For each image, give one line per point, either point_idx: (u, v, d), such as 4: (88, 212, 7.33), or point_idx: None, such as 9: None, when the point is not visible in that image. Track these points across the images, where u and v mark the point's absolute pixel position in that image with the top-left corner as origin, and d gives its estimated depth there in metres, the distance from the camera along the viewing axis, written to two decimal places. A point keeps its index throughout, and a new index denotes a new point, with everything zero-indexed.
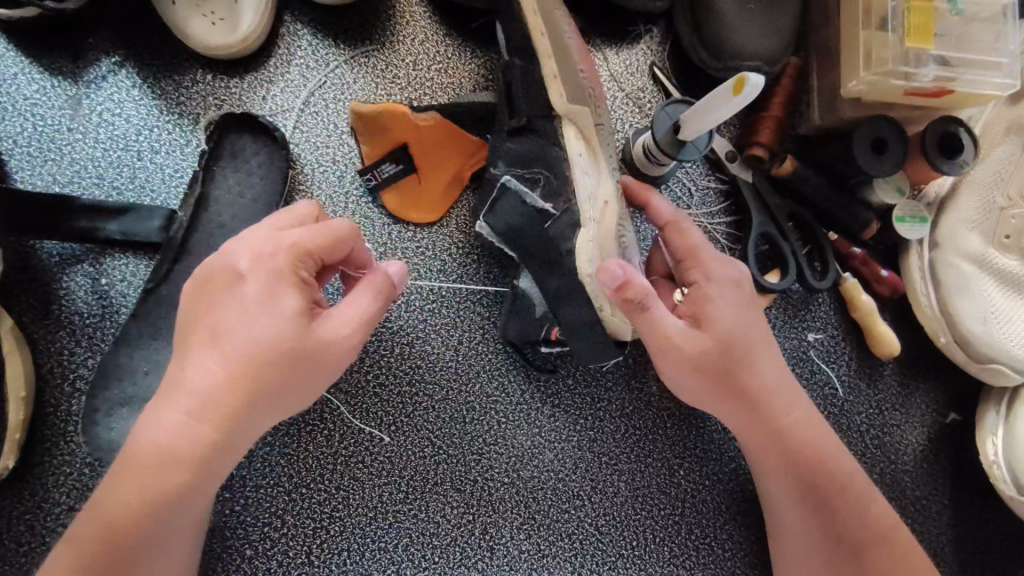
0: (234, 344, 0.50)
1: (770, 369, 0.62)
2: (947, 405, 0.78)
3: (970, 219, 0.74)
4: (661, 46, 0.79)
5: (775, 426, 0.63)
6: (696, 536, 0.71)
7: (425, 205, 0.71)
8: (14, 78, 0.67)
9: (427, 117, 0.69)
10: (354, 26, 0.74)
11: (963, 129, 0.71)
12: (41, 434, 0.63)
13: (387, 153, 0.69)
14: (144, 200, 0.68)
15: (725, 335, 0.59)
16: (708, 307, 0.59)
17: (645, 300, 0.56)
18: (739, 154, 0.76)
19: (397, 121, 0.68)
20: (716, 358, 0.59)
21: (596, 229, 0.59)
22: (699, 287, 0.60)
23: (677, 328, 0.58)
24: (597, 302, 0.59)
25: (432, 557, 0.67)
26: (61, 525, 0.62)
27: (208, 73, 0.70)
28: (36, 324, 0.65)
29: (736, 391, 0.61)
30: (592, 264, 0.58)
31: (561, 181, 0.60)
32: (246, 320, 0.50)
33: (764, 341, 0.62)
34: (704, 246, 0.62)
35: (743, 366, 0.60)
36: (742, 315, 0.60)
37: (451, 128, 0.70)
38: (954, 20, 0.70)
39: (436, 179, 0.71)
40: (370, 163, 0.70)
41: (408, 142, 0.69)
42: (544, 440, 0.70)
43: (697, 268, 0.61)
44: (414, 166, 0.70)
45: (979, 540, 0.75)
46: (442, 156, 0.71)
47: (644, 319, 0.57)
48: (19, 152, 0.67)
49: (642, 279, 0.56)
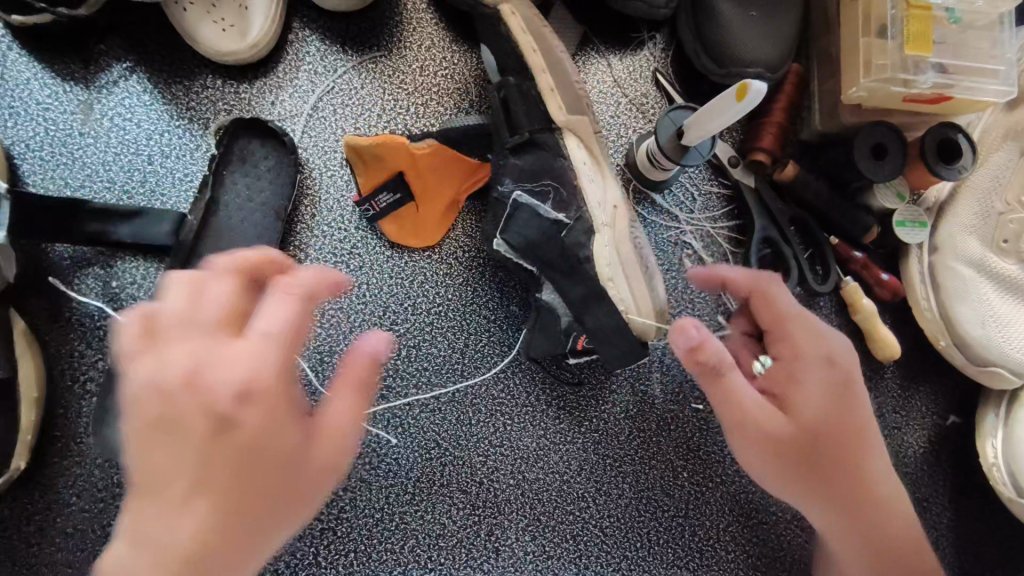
0: (205, 474, 0.42)
1: (868, 461, 0.58)
2: (947, 408, 0.78)
3: (968, 224, 0.76)
4: (664, 52, 0.80)
5: (862, 526, 0.57)
6: (700, 538, 0.72)
7: (425, 228, 0.72)
8: (26, 83, 0.68)
9: (423, 145, 0.70)
10: (362, 32, 0.75)
11: (962, 134, 0.72)
12: (51, 436, 0.64)
13: (384, 181, 0.70)
14: (154, 203, 0.69)
15: (809, 421, 0.56)
16: (793, 386, 0.58)
17: (720, 367, 0.56)
18: (742, 160, 0.77)
19: (394, 152, 0.69)
20: (795, 442, 0.55)
21: (610, 233, 0.60)
22: (787, 364, 0.59)
23: (755, 405, 0.56)
24: (622, 304, 0.59)
25: (438, 558, 0.67)
26: (72, 526, 0.62)
27: (217, 78, 0.71)
28: (48, 326, 0.66)
29: (820, 480, 0.56)
30: (611, 268, 0.59)
31: (570, 192, 0.62)
32: (214, 450, 0.42)
33: (863, 434, 0.57)
34: (795, 320, 0.60)
35: (833, 455, 0.56)
36: (834, 406, 0.57)
37: (447, 154, 0.71)
38: (952, 28, 0.72)
39: (436, 204, 0.72)
40: (366, 194, 0.70)
41: (404, 170, 0.70)
42: (550, 442, 0.71)
43: (787, 344, 0.60)
44: (411, 193, 0.71)
45: (980, 542, 0.75)
46: (440, 182, 0.72)
47: (722, 383, 0.56)
48: (31, 156, 0.67)
49: (718, 342, 0.57)
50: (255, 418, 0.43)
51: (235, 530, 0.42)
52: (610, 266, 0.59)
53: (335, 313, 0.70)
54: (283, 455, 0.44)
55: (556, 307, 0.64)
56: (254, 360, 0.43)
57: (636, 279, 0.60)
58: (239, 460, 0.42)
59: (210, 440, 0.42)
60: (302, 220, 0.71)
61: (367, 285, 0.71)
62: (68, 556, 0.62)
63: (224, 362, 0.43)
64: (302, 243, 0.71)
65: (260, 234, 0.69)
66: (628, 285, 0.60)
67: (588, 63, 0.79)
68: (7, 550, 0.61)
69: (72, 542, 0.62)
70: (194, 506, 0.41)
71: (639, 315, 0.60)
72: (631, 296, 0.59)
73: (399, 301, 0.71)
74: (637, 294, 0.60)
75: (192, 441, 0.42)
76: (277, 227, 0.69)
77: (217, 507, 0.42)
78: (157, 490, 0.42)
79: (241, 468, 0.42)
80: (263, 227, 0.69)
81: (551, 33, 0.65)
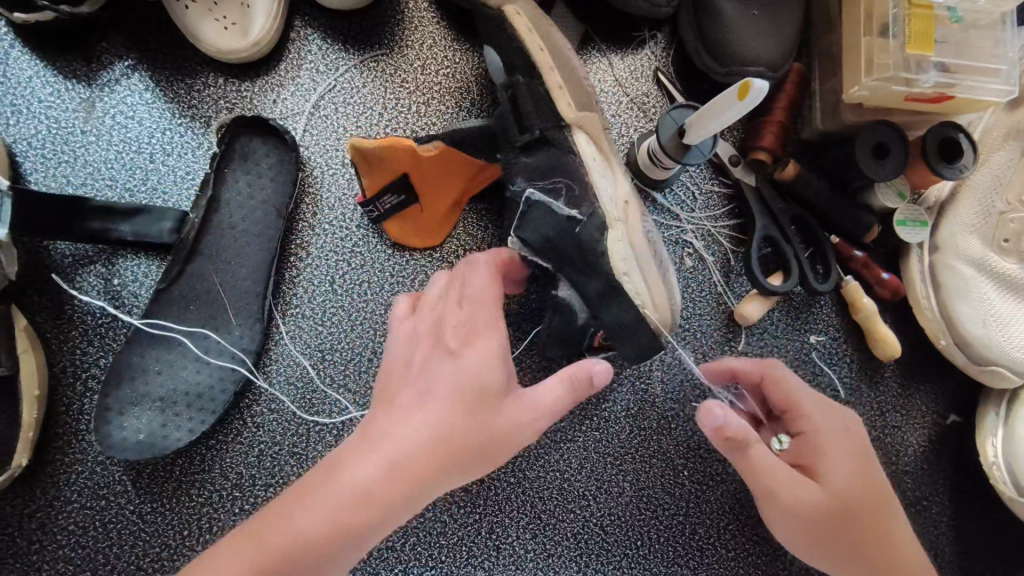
0: (438, 395, 0.50)
1: (893, 526, 0.59)
2: (947, 407, 0.78)
3: (969, 224, 0.76)
4: (666, 51, 0.80)
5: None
6: (700, 536, 0.72)
7: (427, 230, 0.72)
8: (28, 81, 0.68)
9: (432, 147, 0.67)
10: (364, 31, 0.75)
11: (963, 134, 0.72)
12: (52, 433, 0.64)
13: (389, 183, 0.68)
14: (156, 201, 0.69)
15: (837, 488, 0.58)
16: (817, 456, 0.60)
17: (745, 440, 0.57)
18: (743, 159, 0.77)
19: (398, 154, 0.66)
20: (828, 508, 0.57)
21: (623, 229, 0.59)
22: (806, 437, 0.61)
23: (784, 475, 0.57)
24: (639, 299, 0.58)
25: (439, 556, 0.68)
26: (74, 523, 0.63)
27: (219, 76, 0.71)
28: (50, 324, 0.66)
29: (852, 542, 0.57)
30: (627, 263, 0.58)
31: (579, 190, 0.60)
32: (446, 379, 0.51)
33: (886, 499, 0.59)
34: (808, 397, 0.63)
35: (863, 518, 0.58)
36: (855, 471, 0.59)
37: (454, 156, 0.68)
38: (953, 27, 0.72)
39: (440, 204, 0.71)
40: (371, 196, 0.69)
41: (410, 171, 0.68)
42: (551, 441, 0.71)
43: (806, 420, 0.62)
44: (415, 194, 0.70)
45: (980, 542, 0.76)
46: (443, 183, 0.70)
47: (752, 453, 0.57)
48: (33, 154, 0.67)
49: (741, 419, 0.57)
50: (479, 371, 0.51)
51: (444, 458, 0.49)
52: (625, 262, 0.58)
53: (336, 310, 0.70)
54: (493, 414, 0.51)
55: (573, 304, 0.63)
56: (495, 326, 0.54)
57: (650, 274, 0.60)
58: (463, 398, 0.50)
59: (452, 372, 0.51)
60: (304, 218, 0.71)
61: (368, 283, 0.71)
62: (70, 553, 0.62)
63: (480, 320, 0.54)
64: (304, 241, 0.71)
65: (261, 232, 0.69)
66: (643, 280, 0.59)
67: (590, 62, 0.79)
68: (8, 547, 0.61)
69: (73, 539, 0.62)
70: (426, 415, 0.49)
71: (654, 311, 0.59)
72: (647, 290, 0.59)
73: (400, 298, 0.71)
74: (651, 287, 0.59)
75: (431, 356, 0.52)
76: (278, 225, 0.69)
77: (438, 426, 0.49)
78: (395, 400, 0.51)
79: (461, 407, 0.50)
80: (264, 225, 0.69)
81: (553, 32, 0.65)
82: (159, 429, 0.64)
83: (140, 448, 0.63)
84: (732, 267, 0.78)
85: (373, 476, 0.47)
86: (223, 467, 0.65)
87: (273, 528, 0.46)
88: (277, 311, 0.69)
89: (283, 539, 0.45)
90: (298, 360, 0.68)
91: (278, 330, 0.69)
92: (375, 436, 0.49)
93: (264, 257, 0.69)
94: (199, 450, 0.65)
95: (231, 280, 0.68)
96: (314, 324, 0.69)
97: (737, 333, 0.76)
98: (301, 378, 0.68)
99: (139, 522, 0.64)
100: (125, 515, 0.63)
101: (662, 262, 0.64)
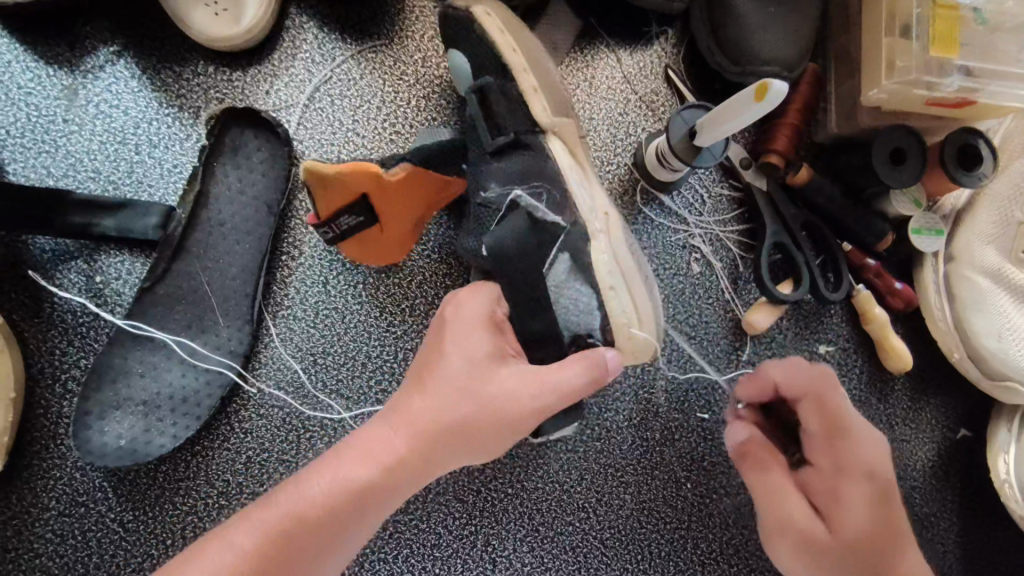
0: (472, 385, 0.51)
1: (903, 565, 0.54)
2: (958, 421, 0.76)
3: (987, 234, 0.73)
4: (676, 47, 0.77)
5: None
6: (702, 551, 0.70)
7: (387, 249, 0.65)
8: (8, 66, 0.65)
9: (399, 170, 0.59)
10: (361, 21, 0.71)
11: (983, 141, 0.69)
12: (29, 437, 0.61)
13: (346, 205, 0.60)
14: (140, 195, 0.66)
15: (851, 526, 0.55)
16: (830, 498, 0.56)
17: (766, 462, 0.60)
18: (754, 162, 0.74)
19: (358, 176, 0.58)
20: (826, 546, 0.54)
21: (607, 241, 0.56)
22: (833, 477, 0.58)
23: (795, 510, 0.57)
24: (624, 318, 0.55)
25: (432, 569, 0.65)
26: (50, 531, 0.60)
27: (209, 65, 0.68)
28: (28, 322, 0.63)
29: None
30: (611, 278, 0.55)
31: (562, 197, 0.56)
32: (451, 360, 0.52)
33: (889, 541, 0.54)
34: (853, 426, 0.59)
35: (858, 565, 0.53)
36: (872, 516, 0.55)
37: (421, 176, 0.60)
38: (978, 29, 0.68)
39: (402, 227, 0.64)
40: (325, 217, 0.60)
41: (370, 193, 0.59)
42: (550, 451, 0.69)
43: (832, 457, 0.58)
44: (375, 218, 0.62)
45: (987, 560, 0.74)
46: (406, 207, 0.62)
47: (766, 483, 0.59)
48: (12, 143, 0.64)
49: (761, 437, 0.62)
50: (474, 342, 0.52)
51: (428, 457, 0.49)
52: (610, 274, 0.55)
53: (329, 313, 0.67)
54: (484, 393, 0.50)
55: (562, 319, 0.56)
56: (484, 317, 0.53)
57: (636, 288, 0.56)
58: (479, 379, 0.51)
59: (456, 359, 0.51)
60: (297, 216, 0.68)
61: (362, 285, 0.68)
62: (46, 562, 0.59)
63: (472, 326, 0.53)
64: (296, 240, 0.68)
65: (251, 229, 0.66)
66: (629, 297, 0.55)
67: (598, 58, 0.76)
68: None
69: (51, 548, 0.60)
70: (445, 394, 0.50)
71: (640, 329, 0.55)
72: (633, 308, 0.55)
73: (396, 301, 0.68)
74: (637, 307, 0.55)
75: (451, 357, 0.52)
76: (268, 223, 0.66)
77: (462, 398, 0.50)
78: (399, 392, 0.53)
79: (467, 383, 0.51)
80: (254, 223, 0.66)
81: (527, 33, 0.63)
82: (141, 435, 0.61)
83: (120, 455, 0.60)
84: (741, 274, 0.75)
85: (383, 449, 0.49)
86: (208, 475, 0.63)
87: (294, 489, 0.48)
88: (267, 313, 0.66)
89: (295, 501, 0.47)
90: (289, 364, 0.66)
91: (268, 331, 0.66)
92: (387, 412, 0.52)
93: (255, 255, 0.66)
94: (182, 457, 0.63)
95: (220, 280, 0.65)
96: (306, 326, 0.66)
97: (744, 342, 0.74)
98: (291, 382, 0.65)
99: (120, 530, 0.61)
100: (105, 524, 0.61)
101: (647, 279, 0.60)
